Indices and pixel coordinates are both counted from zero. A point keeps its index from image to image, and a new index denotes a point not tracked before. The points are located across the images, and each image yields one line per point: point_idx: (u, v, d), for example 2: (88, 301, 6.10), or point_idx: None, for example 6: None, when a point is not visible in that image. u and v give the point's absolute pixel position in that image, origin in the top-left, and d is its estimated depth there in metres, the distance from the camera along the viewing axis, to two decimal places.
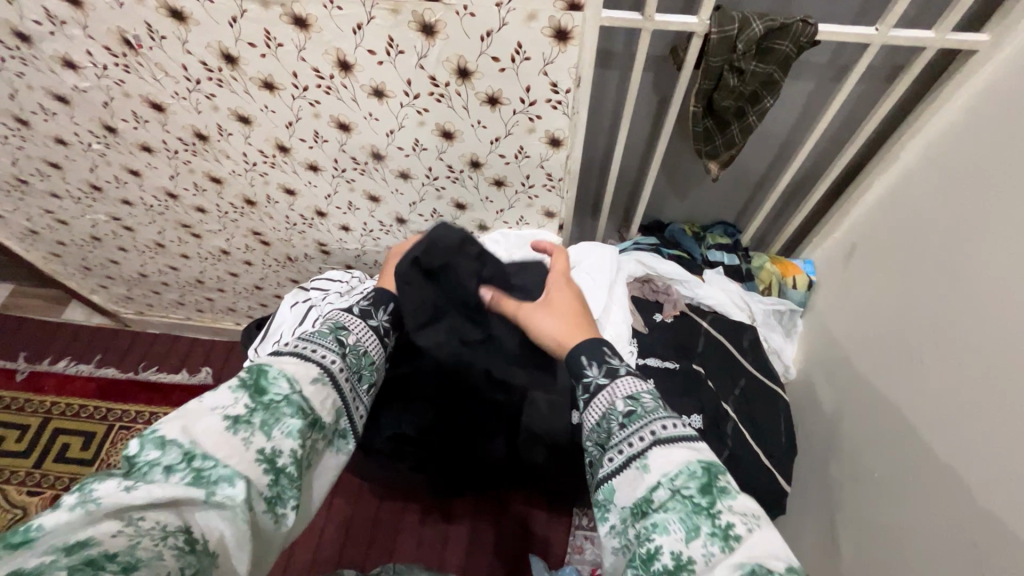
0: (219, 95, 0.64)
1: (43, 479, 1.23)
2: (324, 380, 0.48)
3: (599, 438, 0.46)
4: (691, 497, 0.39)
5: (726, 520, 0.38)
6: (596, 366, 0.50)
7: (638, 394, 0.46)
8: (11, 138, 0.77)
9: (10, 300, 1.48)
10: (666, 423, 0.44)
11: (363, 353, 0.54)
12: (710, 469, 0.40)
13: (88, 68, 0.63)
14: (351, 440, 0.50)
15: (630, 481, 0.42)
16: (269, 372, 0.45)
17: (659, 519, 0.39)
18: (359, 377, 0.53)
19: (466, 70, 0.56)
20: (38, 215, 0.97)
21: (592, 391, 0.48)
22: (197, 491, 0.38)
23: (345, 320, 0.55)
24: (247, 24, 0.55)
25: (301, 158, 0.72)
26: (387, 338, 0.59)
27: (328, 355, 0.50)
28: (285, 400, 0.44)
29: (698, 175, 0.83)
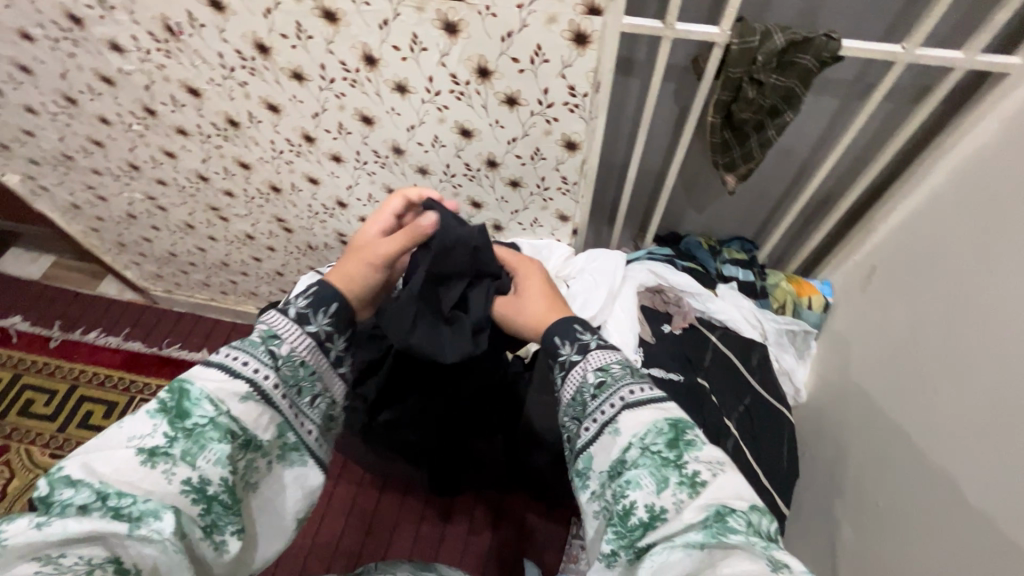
0: (251, 84, 0.67)
1: (65, 443, 1.28)
2: (254, 398, 0.43)
3: (575, 412, 0.48)
4: (660, 451, 0.41)
5: (692, 468, 0.39)
6: (569, 344, 0.52)
7: (608, 364, 0.48)
8: (61, 116, 0.82)
9: (51, 271, 1.56)
10: (634, 388, 0.45)
11: (299, 363, 0.47)
12: (676, 425, 0.42)
13: (132, 52, 0.67)
14: (305, 453, 0.47)
15: (605, 446, 0.44)
16: (191, 392, 0.41)
17: (632, 475, 0.40)
18: (301, 391, 0.47)
19: (486, 70, 0.58)
20: (80, 190, 1.02)
21: (567, 368, 0.50)
22: (119, 526, 0.35)
23: (278, 325, 0.46)
24: (280, 16, 0.57)
25: (325, 149, 0.75)
26: (332, 345, 0.49)
27: (259, 369, 0.44)
28: (210, 425, 0.40)
29: (717, 187, 0.82)
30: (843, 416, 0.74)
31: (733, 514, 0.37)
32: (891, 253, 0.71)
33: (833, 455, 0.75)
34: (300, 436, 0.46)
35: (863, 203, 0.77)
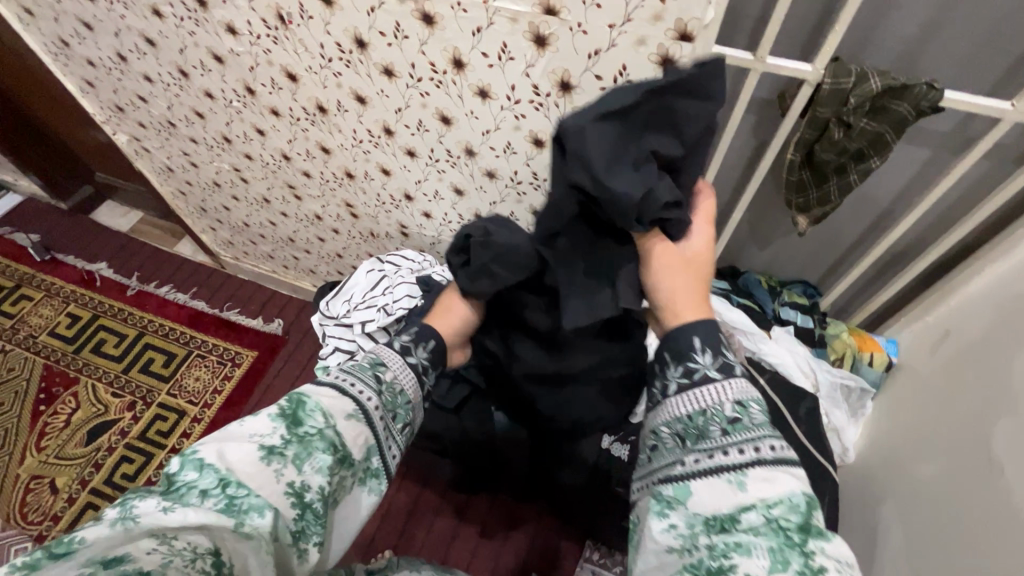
0: (345, 75, 0.71)
1: (126, 384, 1.39)
2: (357, 417, 0.48)
3: (685, 432, 0.45)
4: (787, 530, 0.37)
5: (819, 562, 0.36)
6: (708, 354, 0.47)
7: (746, 402, 0.44)
8: (172, 87, 0.90)
9: (138, 226, 1.70)
10: (772, 444, 0.42)
11: (398, 392, 0.53)
12: (810, 503, 0.39)
13: (245, 35, 0.72)
14: (382, 480, 0.50)
15: (715, 491, 0.41)
16: (307, 404, 0.46)
17: (745, 540, 0.37)
18: (394, 416, 0.52)
19: (568, 84, 0.59)
20: (176, 155, 1.11)
21: (693, 380, 0.46)
22: (227, 519, 0.38)
23: (386, 356, 0.54)
24: (382, 15, 0.60)
25: (402, 143, 0.78)
26: (423, 379, 0.57)
27: (365, 392, 0.50)
28: (319, 434, 0.44)
29: (786, 228, 0.80)
30: (899, 502, 0.68)
31: None
32: (967, 323, 0.66)
33: (890, 521, 0.68)
34: (383, 461, 0.50)
35: (945, 261, 0.73)
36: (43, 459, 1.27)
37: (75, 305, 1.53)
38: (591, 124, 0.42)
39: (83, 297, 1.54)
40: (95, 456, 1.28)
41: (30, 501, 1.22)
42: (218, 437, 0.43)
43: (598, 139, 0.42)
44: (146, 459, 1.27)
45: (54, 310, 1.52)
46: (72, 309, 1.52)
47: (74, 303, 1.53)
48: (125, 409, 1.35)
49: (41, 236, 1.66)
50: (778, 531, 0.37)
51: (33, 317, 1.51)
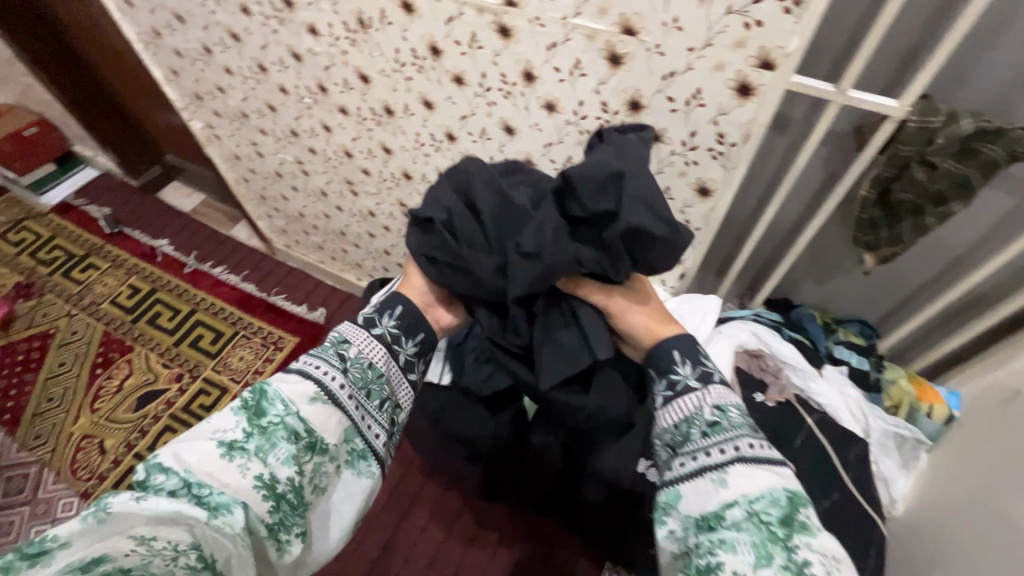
0: (416, 80, 0.73)
1: (176, 356, 1.45)
2: (322, 399, 0.52)
3: (672, 440, 0.51)
4: (769, 524, 0.42)
5: (803, 556, 0.40)
6: (688, 365, 0.54)
7: (726, 406, 0.50)
8: (250, 80, 0.95)
9: (200, 207, 1.79)
10: (750, 442, 0.47)
11: (368, 365, 0.56)
12: (793, 499, 0.43)
13: (325, 36, 0.75)
14: (369, 459, 0.55)
15: (702, 490, 0.46)
16: (268, 395, 0.50)
17: (729, 537, 0.42)
18: (366, 393, 0.55)
19: (638, 103, 0.58)
20: (244, 144, 1.16)
21: (679, 390, 0.53)
22: (200, 513, 0.43)
23: (348, 333, 0.57)
24: (460, 25, 0.62)
25: (462, 149, 0.80)
26: (400, 347, 0.59)
27: (329, 372, 0.53)
28: (281, 423, 0.48)
29: (848, 264, 0.77)
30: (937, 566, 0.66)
31: None
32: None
33: None
34: (365, 441, 0.55)
35: None
36: (95, 421, 1.35)
37: (136, 277, 1.61)
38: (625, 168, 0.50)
39: (144, 271, 1.63)
40: (141, 422, 1.35)
41: (79, 459, 1.29)
42: (184, 440, 0.47)
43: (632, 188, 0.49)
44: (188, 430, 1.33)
45: (118, 281, 1.61)
46: (134, 281, 1.60)
47: (135, 275, 1.62)
48: (172, 380, 1.41)
49: (112, 210, 1.76)
50: (760, 526, 0.42)
51: (98, 285, 1.60)
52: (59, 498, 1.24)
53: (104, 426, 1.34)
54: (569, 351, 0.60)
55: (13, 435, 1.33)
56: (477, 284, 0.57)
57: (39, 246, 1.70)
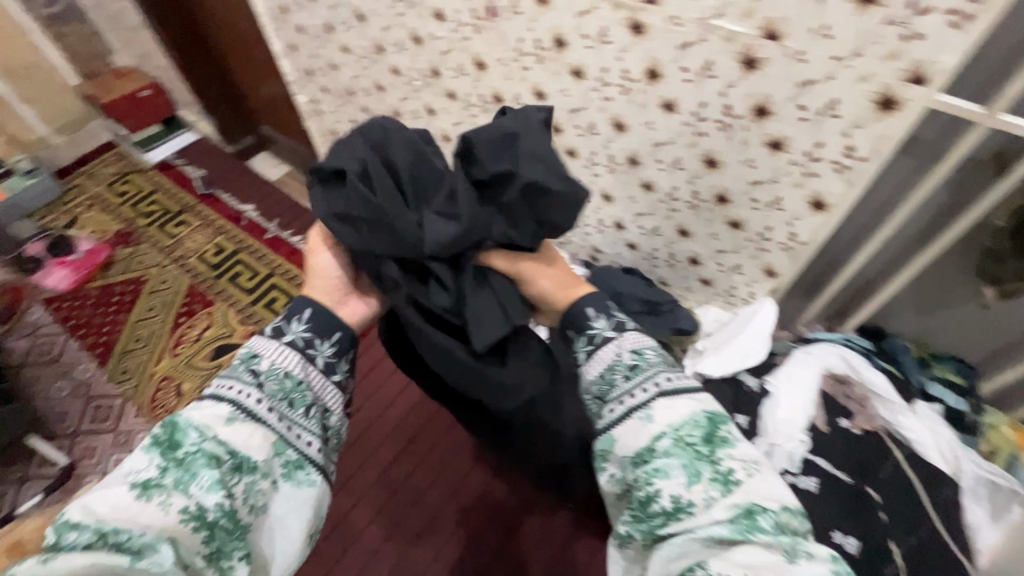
0: (533, 70, 0.75)
1: (251, 315, 1.54)
2: (239, 418, 0.50)
3: (600, 391, 0.54)
4: (694, 445, 0.47)
5: (727, 466, 0.46)
6: (603, 319, 0.57)
7: (642, 349, 0.55)
8: (365, 60, 1.00)
9: (284, 178, 1.88)
10: (667, 375, 0.52)
11: (283, 374, 0.52)
12: (711, 418, 0.49)
13: (449, 22, 0.79)
14: (309, 469, 0.52)
15: (633, 430, 0.50)
16: (179, 425, 0.48)
17: (663, 465, 0.47)
18: (290, 402, 0.52)
19: (765, 110, 0.58)
20: (345, 121, 1.22)
21: (597, 342, 0.56)
22: (121, 560, 0.40)
23: (257, 346, 0.54)
24: (592, 19, 0.63)
25: (565, 142, 0.82)
26: (315, 351, 0.55)
27: (243, 389, 0.51)
28: (195, 451, 0.47)
29: (956, 297, 0.74)
30: None
31: (763, 513, 0.43)
32: None
33: None
34: (299, 450, 0.52)
35: None
36: (175, 364, 1.45)
37: (223, 237, 1.72)
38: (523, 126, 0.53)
39: (229, 232, 1.73)
40: (214, 372, 1.43)
41: (158, 398, 1.39)
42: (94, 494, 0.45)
43: (529, 148, 0.52)
44: None
45: (206, 239, 1.72)
46: (220, 241, 1.71)
47: (222, 236, 1.72)
48: (246, 337, 1.50)
49: (206, 173, 1.89)
50: (688, 448, 0.47)
51: (188, 240, 1.72)
52: (140, 431, 1.34)
53: (183, 371, 1.43)
54: (489, 308, 0.58)
55: (104, 368, 1.45)
56: (391, 238, 0.54)
57: (140, 199, 1.83)
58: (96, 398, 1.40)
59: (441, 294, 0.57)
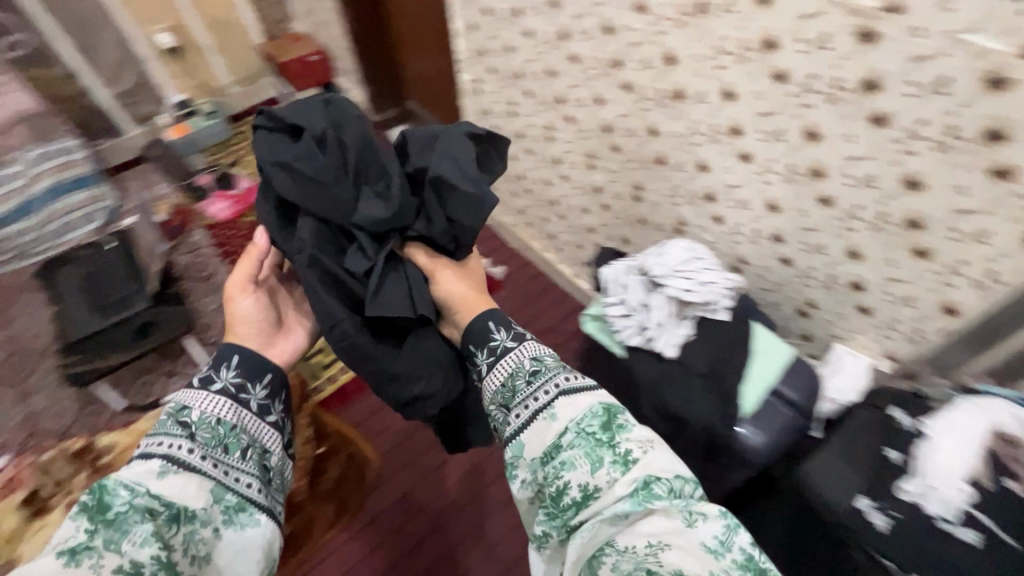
0: (728, 70, 0.76)
1: None
2: (172, 470, 0.57)
3: (504, 399, 0.67)
4: (594, 435, 0.59)
5: (623, 448, 0.58)
6: (502, 331, 0.72)
7: (540, 357, 0.69)
8: (542, 45, 1.05)
9: None
10: (565, 376, 0.66)
11: (216, 422, 0.61)
12: (607, 409, 0.61)
13: (649, 14, 0.81)
14: (249, 508, 0.59)
15: (540, 429, 0.63)
16: (107, 488, 0.53)
17: (568, 458, 0.59)
18: (225, 447, 0.61)
19: (999, 135, 0.56)
20: (501, 102, 1.29)
21: (500, 352, 0.71)
22: None
23: (186, 400, 0.62)
24: (815, 23, 0.64)
25: (741, 145, 0.82)
26: (247, 395, 0.65)
27: (175, 442, 0.59)
28: (128, 508, 0.51)
29: None
30: None
31: (657, 483, 0.54)
32: None
33: None
34: (235, 492, 0.59)
35: None
36: None
37: None
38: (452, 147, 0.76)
39: None
40: None
41: None
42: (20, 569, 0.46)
43: (458, 155, 0.75)
44: None
45: None
46: None
47: None
48: None
49: None
50: (590, 440, 0.59)
51: None
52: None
53: None
54: (400, 293, 0.74)
55: None
56: (328, 203, 0.71)
57: None
58: None
59: (359, 261, 0.73)
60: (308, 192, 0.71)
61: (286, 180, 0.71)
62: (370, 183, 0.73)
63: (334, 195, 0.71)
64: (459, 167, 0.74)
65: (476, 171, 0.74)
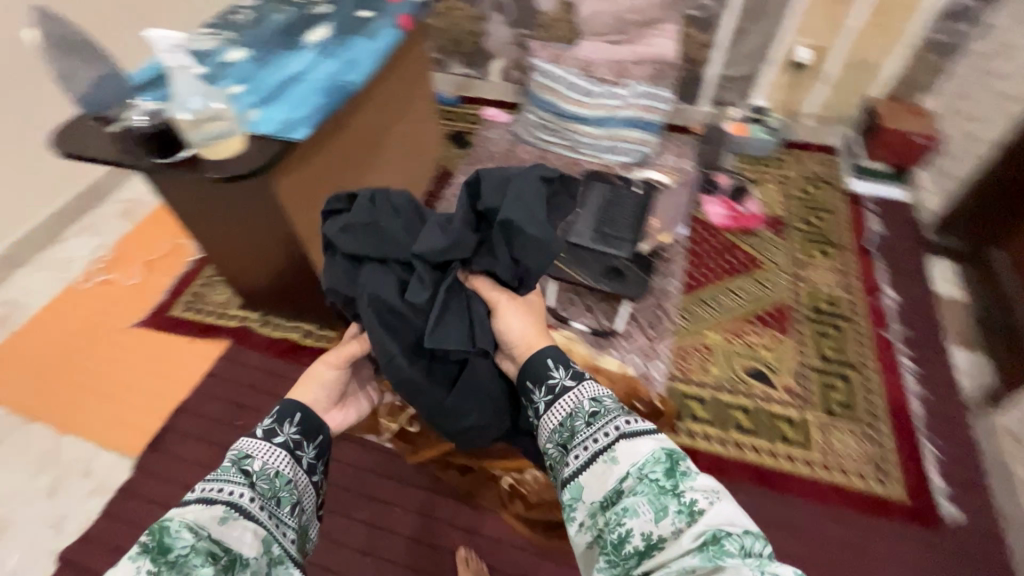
0: None
1: (804, 378, 1.37)
2: (229, 518, 0.70)
3: (562, 439, 0.83)
4: (657, 481, 0.69)
5: (689, 499, 0.65)
6: (562, 370, 0.88)
7: (600, 399, 0.84)
8: None
9: (952, 302, 1.56)
10: (623, 420, 0.79)
11: (273, 474, 0.80)
12: (671, 455, 0.71)
13: None
14: (285, 566, 0.73)
15: (602, 475, 0.74)
16: (169, 529, 0.64)
17: (631, 505, 0.67)
18: (276, 501, 0.78)
19: None
20: None
21: (558, 394, 0.87)
22: None
23: (251, 451, 0.81)
24: None
25: None
26: (300, 453, 0.86)
27: (236, 491, 0.73)
28: (192, 549, 0.63)
29: None
30: None
31: (727, 538, 0.59)
32: None
33: None
34: (279, 546, 0.73)
35: None
36: (721, 346, 1.43)
37: (844, 295, 1.55)
38: (507, 190, 0.97)
39: (854, 296, 1.55)
40: (732, 384, 1.36)
41: (688, 356, 1.41)
42: None
43: (518, 196, 0.95)
44: (753, 433, 1.28)
45: (834, 283, 1.58)
46: (839, 294, 1.55)
47: (845, 293, 1.56)
48: (783, 390, 1.35)
49: (887, 235, 1.71)
50: (654, 487, 0.68)
51: (815, 268, 1.62)
52: (662, 365, 1.39)
53: (715, 356, 1.41)
54: (456, 325, 0.93)
55: (682, 295, 1.53)
56: (391, 246, 0.96)
57: (813, 206, 1.80)
58: (661, 309, 1.50)
59: (419, 289, 0.92)
60: (366, 239, 0.96)
61: (345, 235, 0.97)
62: (433, 225, 0.97)
63: (396, 239, 0.96)
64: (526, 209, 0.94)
65: (540, 214, 0.94)
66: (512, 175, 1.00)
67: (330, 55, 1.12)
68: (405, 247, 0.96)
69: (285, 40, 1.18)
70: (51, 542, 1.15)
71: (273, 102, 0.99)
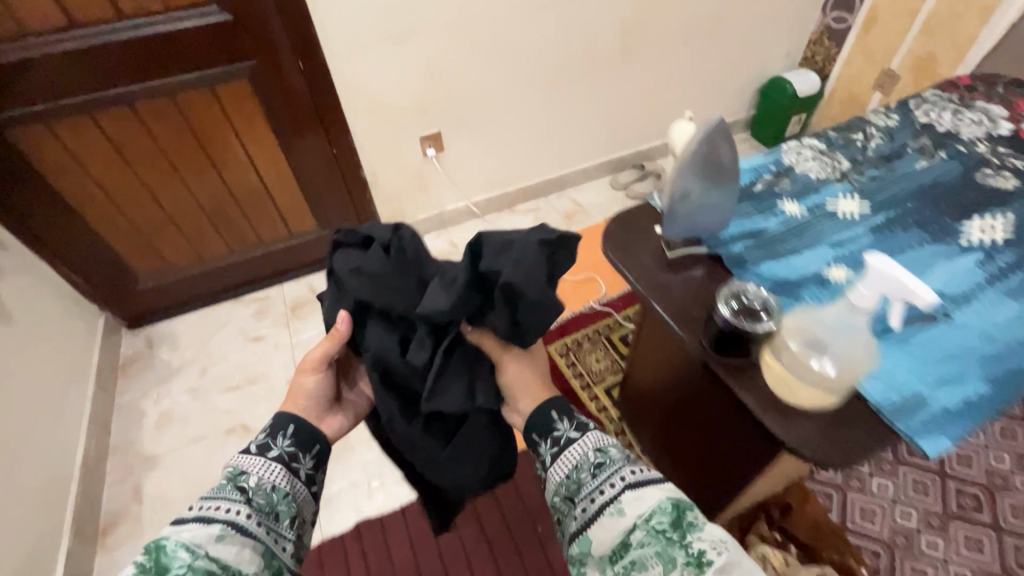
0: None
1: None
2: (226, 531, 0.53)
3: (568, 492, 0.61)
4: (662, 530, 0.52)
5: (697, 548, 0.49)
6: (566, 422, 0.67)
7: (604, 448, 0.63)
8: None
9: None
10: (630, 471, 0.59)
11: (270, 488, 0.60)
12: (677, 503, 0.54)
13: None
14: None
15: (606, 526, 0.55)
16: (166, 548, 0.50)
17: (636, 558, 0.51)
18: (274, 513, 0.59)
19: None
20: None
21: (562, 446, 0.65)
22: None
23: (242, 465, 0.61)
24: None
25: None
26: (297, 465, 0.64)
27: (231, 505, 0.56)
28: (187, 567, 0.48)
29: None
30: None
31: None
32: None
33: None
34: (281, 560, 0.57)
35: None
36: None
37: None
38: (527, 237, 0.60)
39: None
40: None
41: None
42: None
43: (524, 255, 0.59)
44: None
45: None
46: None
47: None
48: None
49: None
50: (660, 536, 0.51)
51: None
52: None
53: None
54: (456, 392, 0.64)
55: None
56: (393, 300, 0.63)
57: None
58: None
59: (419, 352, 0.63)
60: (371, 290, 0.63)
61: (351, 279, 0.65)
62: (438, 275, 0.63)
63: (404, 291, 0.63)
64: (529, 275, 0.58)
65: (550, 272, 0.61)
66: (517, 232, 0.62)
67: (1008, 291, 0.69)
68: (407, 297, 0.63)
69: (934, 219, 0.78)
70: (360, 501, 1.24)
71: (894, 343, 0.63)
